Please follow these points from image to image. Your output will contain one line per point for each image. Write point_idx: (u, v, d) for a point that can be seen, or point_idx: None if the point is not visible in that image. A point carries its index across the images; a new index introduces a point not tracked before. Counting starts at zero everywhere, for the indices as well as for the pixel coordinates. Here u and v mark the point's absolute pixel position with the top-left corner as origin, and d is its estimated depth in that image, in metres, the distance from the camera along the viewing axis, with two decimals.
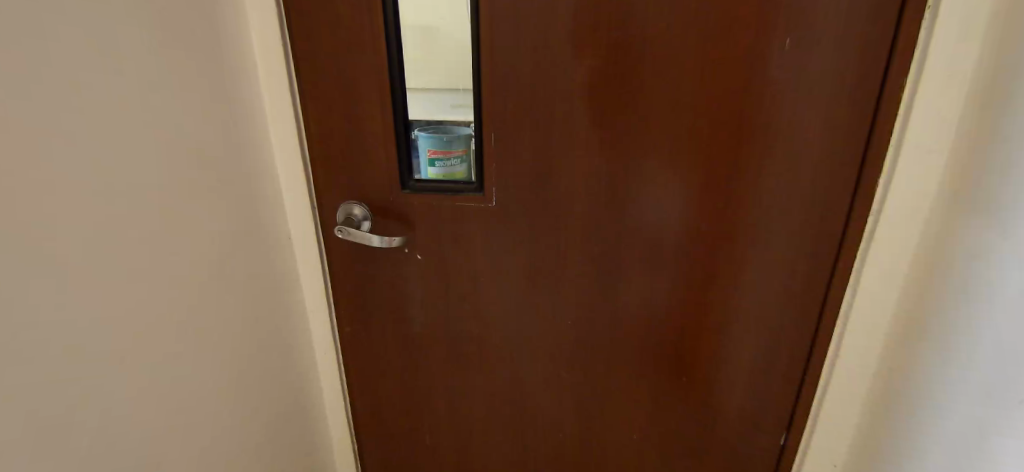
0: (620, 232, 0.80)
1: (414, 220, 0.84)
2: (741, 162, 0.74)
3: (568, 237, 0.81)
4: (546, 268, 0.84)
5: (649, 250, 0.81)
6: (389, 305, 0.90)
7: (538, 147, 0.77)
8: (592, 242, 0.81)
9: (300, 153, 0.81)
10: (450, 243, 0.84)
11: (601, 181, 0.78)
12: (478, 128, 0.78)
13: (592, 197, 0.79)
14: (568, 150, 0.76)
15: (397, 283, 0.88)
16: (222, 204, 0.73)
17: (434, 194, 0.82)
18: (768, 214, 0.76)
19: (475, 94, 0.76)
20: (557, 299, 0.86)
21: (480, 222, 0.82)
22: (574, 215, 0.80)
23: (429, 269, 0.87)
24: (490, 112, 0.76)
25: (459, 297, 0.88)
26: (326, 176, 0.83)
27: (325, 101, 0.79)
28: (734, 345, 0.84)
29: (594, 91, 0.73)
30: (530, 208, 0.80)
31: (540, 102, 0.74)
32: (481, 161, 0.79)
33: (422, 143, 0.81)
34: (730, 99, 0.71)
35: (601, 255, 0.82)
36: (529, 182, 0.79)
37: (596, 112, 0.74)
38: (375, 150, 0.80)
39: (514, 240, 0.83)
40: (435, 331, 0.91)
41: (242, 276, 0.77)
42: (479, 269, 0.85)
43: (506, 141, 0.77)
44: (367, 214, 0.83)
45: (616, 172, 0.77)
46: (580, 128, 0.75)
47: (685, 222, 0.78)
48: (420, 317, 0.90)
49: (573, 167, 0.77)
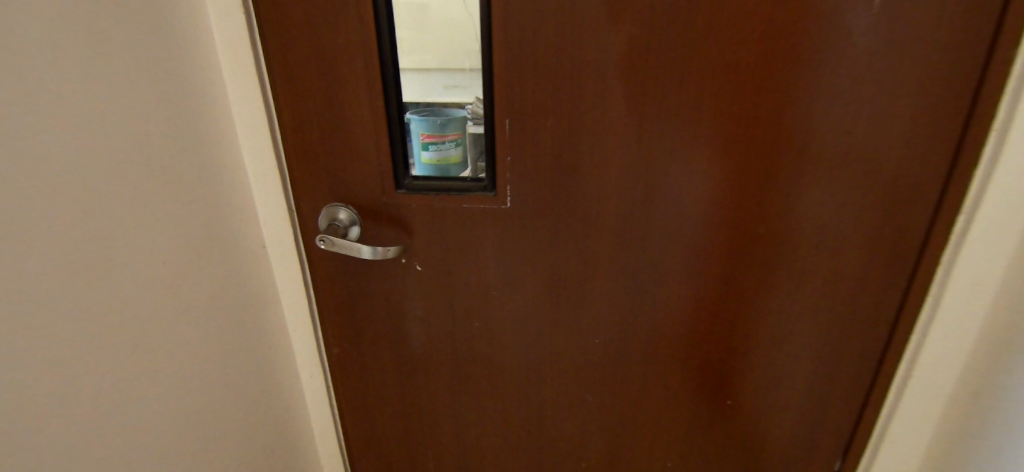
0: (656, 234, 0.67)
1: (411, 223, 0.70)
2: (806, 152, 0.61)
3: (594, 242, 0.68)
4: (573, 277, 0.71)
5: (686, 255, 0.68)
6: (385, 322, 0.77)
7: (561, 135, 0.63)
8: (625, 248, 0.68)
9: (270, 142, 0.66)
10: (455, 251, 0.71)
11: (635, 174, 0.64)
12: (489, 113, 0.64)
13: (627, 193, 0.65)
14: (599, 136, 0.63)
15: (394, 297, 0.75)
16: (174, 207, 0.59)
17: (433, 192, 0.68)
18: (837, 213, 0.63)
19: (484, 69, 0.62)
20: (582, 316, 0.73)
21: (489, 226, 0.69)
22: (602, 216, 0.67)
23: (430, 279, 0.73)
24: (503, 95, 0.62)
25: (466, 314, 0.75)
26: (305, 173, 0.69)
27: (301, 78, 0.64)
28: (786, 362, 0.72)
29: (629, 65, 0.60)
30: (550, 208, 0.67)
31: (563, 81, 0.61)
32: (490, 152, 0.65)
33: (415, 129, 0.67)
34: (796, 76, 0.58)
35: (633, 264, 0.69)
36: (549, 178, 0.65)
37: (631, 89, 0.61)
38: (360, 137, 0.66)
39: (531, 247, 0.69)
40: (437, 352, 0.78)
41: (206, 292, 0.64)
42: (490, 280, 0.72)
43: (522, 126, 0.63)
44: (355, 219, 0.69)
45: (654, 163, 0.64)
46: (611, 110, 0.62)
47: (733, 224, 0.65)
48: (421, 336, 0.77)
49: (601, 159, 0.64)
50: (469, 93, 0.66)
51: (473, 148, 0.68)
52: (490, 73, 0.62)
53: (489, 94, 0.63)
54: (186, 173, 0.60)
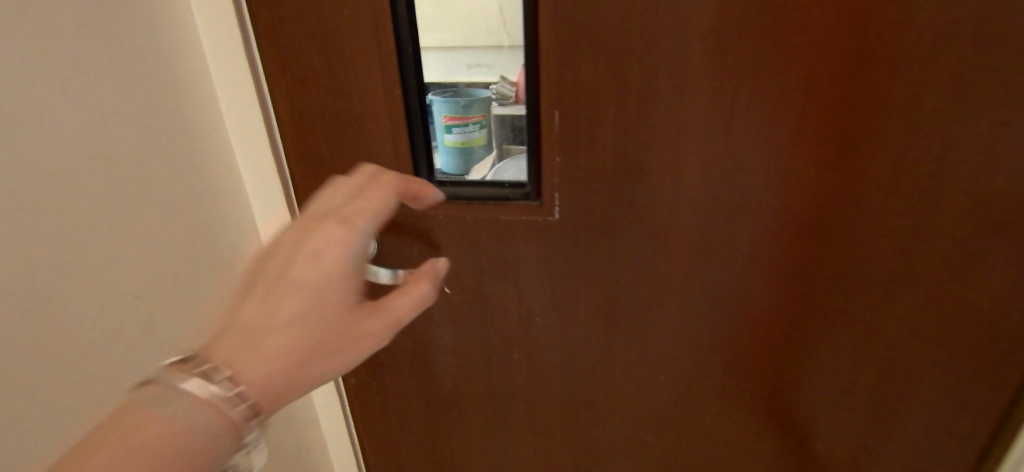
0: (750, 252, 0.53)
1: (435, 238, 0.56)
2: (965, 147, 0.44)
3: (665, 259, 0.54)
4: (637, 300, 0.57)
5: (784, 277, 0.54)
6: (407, 354, 0.64)
7: (629, 128, 0.48)
8: (703, 267, 0.54)
9: (268, 144, 0.53)
10: (490, 271, 0.57)
11: (729, 176, 0.49)
12: (534, 104, 0.49)
13: (717, 199, 0.51)
14: (685, 128, 0.48)
15: (416, 325, 0.61)
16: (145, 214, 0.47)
17: (463, 201, 0.54)
18: (998, 227, 0.47)
19: (531, 42, 0.46)
20: (645, 346, 0.60)
21: (533, 242, 0.54)
22: (680, 228, 0.53)
23: (462, 305, 0.59)
24: (554, 80, 0.47)
25: (504, 344, 0.61)
26: (306, 179, 0.55)
27: (297, 61, 0.49)
28: (902, 407, 0.58)
29: (734, 34, 0.44)
30: (609, 218, 0.53)
31: (633, 57, 0.45)
32: (536, 151, 0.51)
33: (436, 112, 0.53)
34: (968, 42, 0.41)
35: (713, 286, 0.55)
36: (611, 182, 0.51)
37: (735, 66, 0.45)
38: (372, 136, 0.52)
39: (585, 264, 0.55)
40: (469, 387, 0.65)
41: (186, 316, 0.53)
42: (533, 305, 0.58)
43: (577, 118, 0.48)
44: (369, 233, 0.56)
45: (755, 164, 0.48)
46: (700, 95, 0.46)
47: (850, 240, 0.50)
48: (450, 369, 0.64)
49: (680, 157, 0.49)
50: (493, 72, 0.53)
51: (500, 133, 0.55)
52: (537, 52, 0.46)
53: (532, 80, 0.48)
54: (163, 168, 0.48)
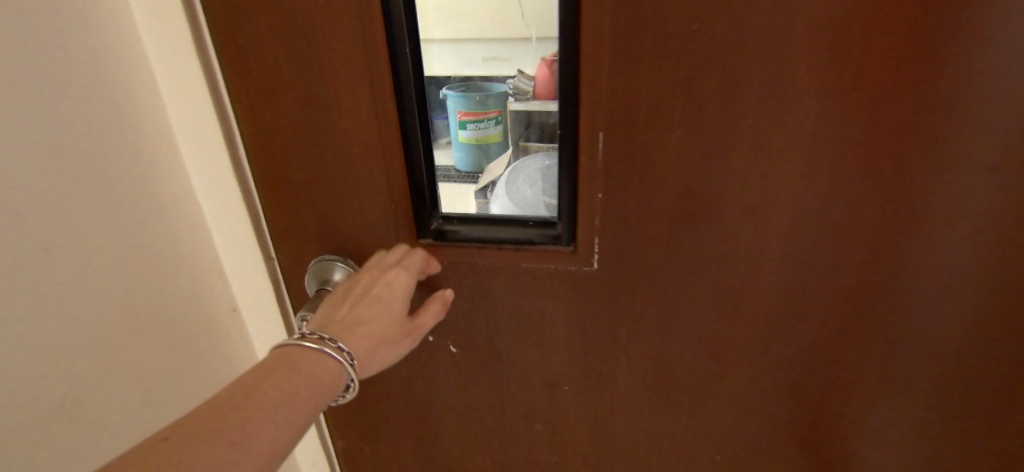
0: (852, 324, 0.40)
1: (439, 288, 0.44)
2: None
3: (735, 326, 0.42)
4: (691, 376, 0.45)
5: (897, 360, 0.40)
6: (403, 419, 0.53)
7: (700, 158, 0.36)
8: (787, 338, 0.41)
9: (234, 163, 0.41)
10: (506, 330, 0.45)
11: (833, 228, 0.36)
12: (573, 127, 0.37)
13: (813, 256, 0.38)
14: (777, 163, 0.35)
15: (415, 387, 0.50)
16: (61, 254, 0.35)
17: (476, 244, 0.42)
18: None
19: (574, 39, 0.34)
20: (699, 427, 0.47)
21: (563, 297, 0.43)
22: (757, 291, 0.40)
23: (470, 366, 0.48)
24: (601, 96, 0.35)
25: (522, 414, 0.50)
26: (277, 212, 0.44)
27: (260, 63, 0.38)
28: None
29: (865, 36, 0.31)
30: (664, 273, 0.40)
31: (713, 63, 0.33)
32: (574, 185, 0.38)
33: (449, 107, 0.42)
34: None
35: (798, 362, 0.42)
36: (669, 227, 0.38)
37: (862, 80, 0.32)
38: (360, 165, 0.40)
39: (628, 328, 0.43)
40: (477, 459, 0.54)
41: (134, 379, 0.41)
42: (559, 371, 0.47)
43: (629, 146, 0.36)
44: None
45: (872, 213, 0.35)
46: (806, 120, 0.33)
47: (1000, 318, 0.37)
48: (456, 438, 0.53)
49: (766, 199, 0.36)
50: (509, 66, 0.43)
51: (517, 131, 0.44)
52: (580, 59, 0.34)
53: (573, 96, 0.35)
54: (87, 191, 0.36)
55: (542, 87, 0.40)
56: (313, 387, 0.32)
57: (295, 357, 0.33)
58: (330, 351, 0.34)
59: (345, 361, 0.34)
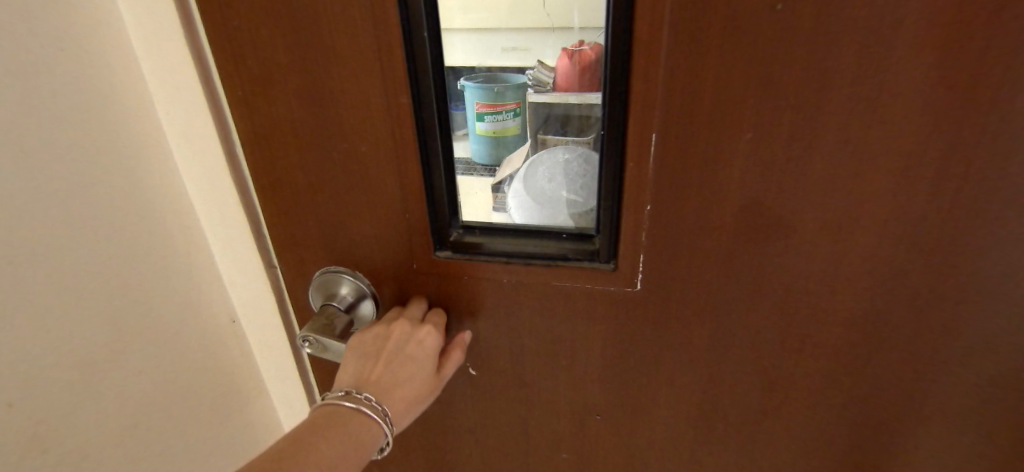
0: (942, 358, 0.34)
1: (458, 304, 0.39)
2: None
3: (800, 357, 0.36)
4: (742, 412, 0.39)
5: (997, 407, 0.34)
6: (417, 443, 0.48)
7: (770, 163, 0.30)
8: (862, 373, 0.35)
9: (228, 160, 0.36)
10: (533, 352, 0.40)
11: (931, 248, 0.31)
12: (620, 126, 0.31)
13: (902, 281, 0.32)
14: (867, 171, 0.29)
15: (429, 409, 0.46)
16: (28, 262, 0.31)
17: (501, 260, 0.37)
18: None
19: (624, 20, 0.28)
20: (749, 466, 0.42)
21: (599, 318, 0.37)
22: (829, 320, 0.34)
23: (491, 390, 0.43)
24: (657, 89, 0.29)
25: (547, 443, 0.45)
26: (277, 218, 0.39)
27: (256, 49, 0.33)
28: None
29: (995, 14, 0.25)
30: (719, 295, 0.35)
31: (793, 49, 0.27)
32: (617, 194, 0.33)
33: (468, 98, 0.39)
34: None
35: (872, 401, 0.36)
36: (729, 243, 0.33)
37: (982, 69, 0.26)
38: (371, 167, 0.35)
39: (673, 355, 0.38)
40: None
41: (119, 396, 0.37)
42: (591, 399, 0.41)
43: (686, 149, 0.30)
44: (368, 294, 0.40)
45: (981, 231, 0.29)
46: (907, 119, 0.28)
47: None
48: (473, 465, 0.48)
49: (848, 211, 0.30)
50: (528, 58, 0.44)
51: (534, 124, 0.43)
52: (633, 46, 0.28)
53: (622, 88, 0.30)
54: (52, 195, 0.32)
55: (561, 79, 0.39)
56: (354, 451, 0.31)
57: (332, 420, 0.31)
58: (369, 410, 0.32)
59: (384, 423, 0.33)
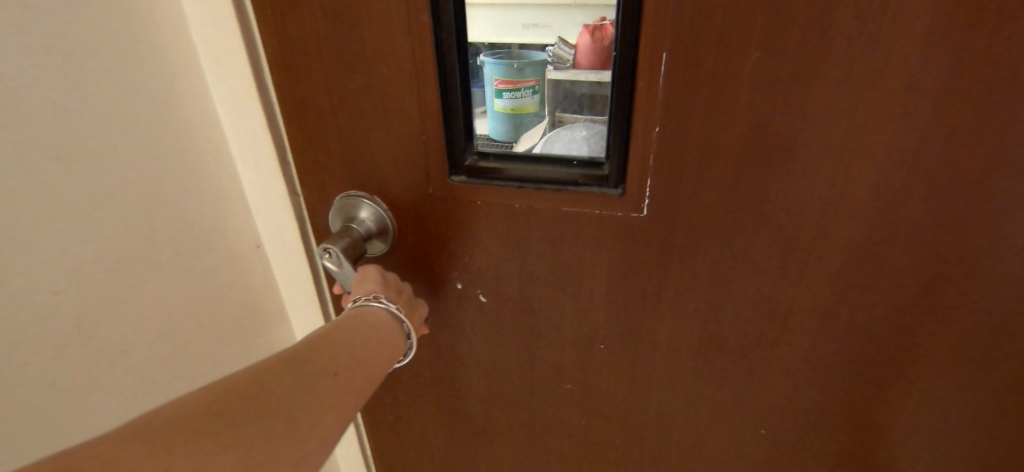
0: (939, 289, 0.34)
1: (471, 231, 0.41)
2: None
3: (799, 285, 0.37)
4: (740, 340, 0.41)
5: (989, 336, 0.35)
6: (427, 370, 0.50)
7: (777, 86, 0.31)
8: (859, 303, 0.37)
9: (254, 77, 0.38)
10: (541, 279, 0.42)
11: (934, 173, 0.31)
12: (631, 45, 0.32)
13: (902, 209, 0.33)
14: (873, 95, 0.30)
15: (440, 336, 0.48)
16: (76, 161, 0.33)
17: (512, 185, 0.38)
18: None
19: None
20: (745, 395, 0.43)
21: (605, 245, 0.39)
22: (829, 249, 0.35)
23: (500, 318, 0.45)
24: (668, 6, 0.30)
25: (551, 371, 0.47)
26: (300, 141, 0.41)
27: None
28: None
29: None
30: (723, 222, 0.36)
31: None
32: (626, 117, 0.34)
33: (487, 75, 0.41)
34: None
35: (868, 332, 0.37)
36: (734, 170, 0.34)
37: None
38: (391, 88, 0.36)
39: (675, 282, 0.39)
40: (502, 415, 0.51)
41: (156, 295, 0.40)
42: (594, 327, 0.43)
43: (694, 69, 0.31)
44: (386, 230, 0.42)
45: (982, 158, 0.30)
46: (913, 40, 0.28)
47: None
48: (480, 392, 0.50)
49: (852, 137, 0.31)
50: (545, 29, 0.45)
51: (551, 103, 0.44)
52: None
53: (634, 4, 0.31)
54: (99, 97, 0.34)
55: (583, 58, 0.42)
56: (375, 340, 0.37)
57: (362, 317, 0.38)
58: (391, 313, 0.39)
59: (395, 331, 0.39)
